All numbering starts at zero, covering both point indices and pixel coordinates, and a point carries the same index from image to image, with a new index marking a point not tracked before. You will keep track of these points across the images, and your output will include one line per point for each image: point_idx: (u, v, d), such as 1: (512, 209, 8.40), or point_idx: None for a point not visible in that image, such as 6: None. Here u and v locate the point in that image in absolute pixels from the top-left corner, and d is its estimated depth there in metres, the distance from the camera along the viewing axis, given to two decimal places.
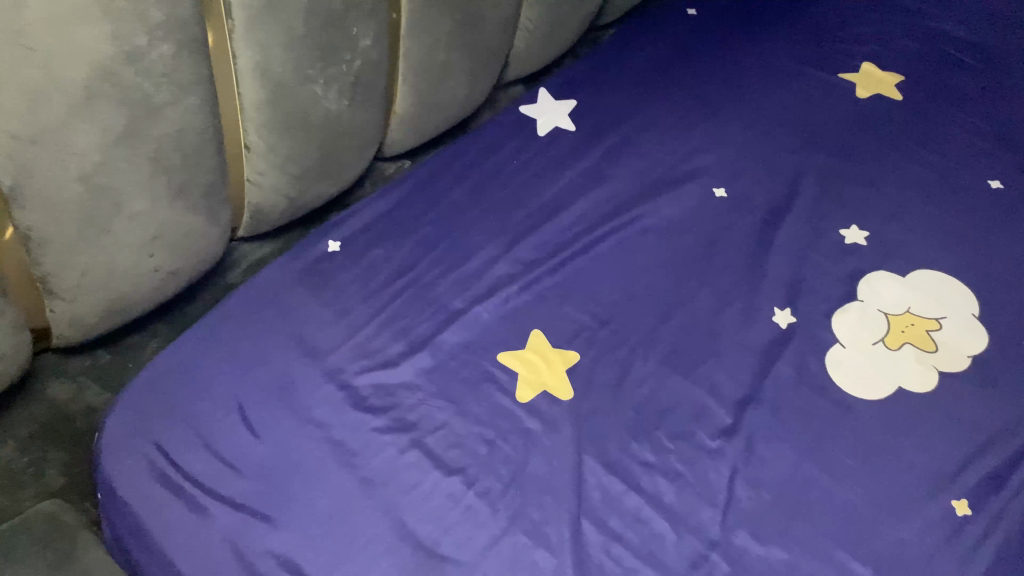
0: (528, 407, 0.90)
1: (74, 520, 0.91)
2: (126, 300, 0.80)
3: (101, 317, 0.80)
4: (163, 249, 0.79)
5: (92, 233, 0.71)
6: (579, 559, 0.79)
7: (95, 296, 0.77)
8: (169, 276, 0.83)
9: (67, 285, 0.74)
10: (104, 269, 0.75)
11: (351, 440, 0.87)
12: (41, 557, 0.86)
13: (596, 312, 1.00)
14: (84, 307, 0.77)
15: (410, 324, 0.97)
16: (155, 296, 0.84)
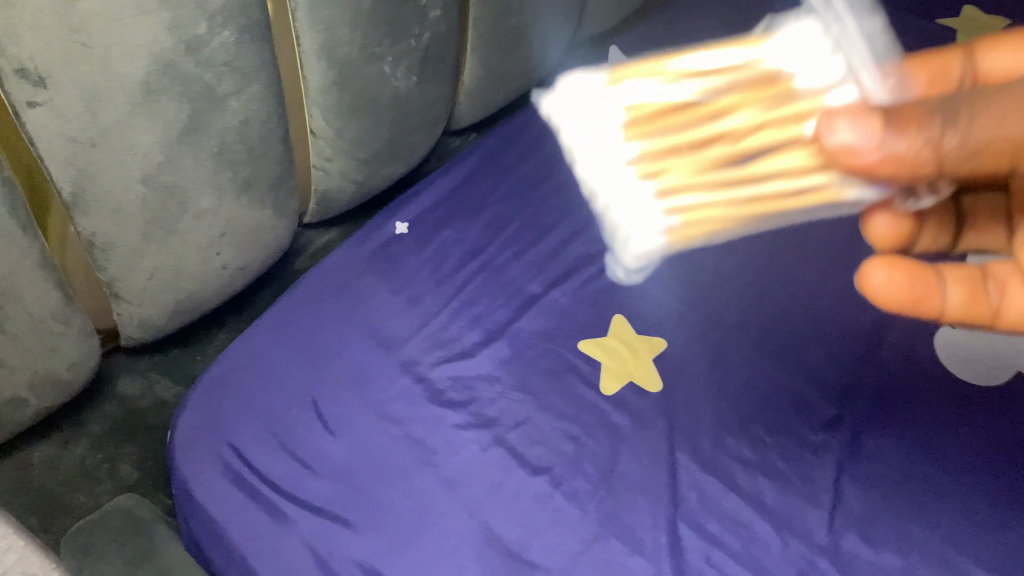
0: (614, 400, 0.85)
1: (152, 515, 0.90)
2: (194, 299, 0.77)
3: (169, 317, 0.77)
4: (231, 246, 0.75)
5: (158, 235, 0.67)
6: (677, 566, 0.74)
7: (163, 297, 0.73)
8: (238, 272, 0.79)
9: (134, 289, 0.70)
10: (172, 272, 0.72)
11: (430, 438, 0.83)
12: (122, 553, 0.85)
13: (683, 293, 0.94)
14: (152, 309, 0.74)
15: (486, 311, 0.93)
16: (224, 293, 0.80)
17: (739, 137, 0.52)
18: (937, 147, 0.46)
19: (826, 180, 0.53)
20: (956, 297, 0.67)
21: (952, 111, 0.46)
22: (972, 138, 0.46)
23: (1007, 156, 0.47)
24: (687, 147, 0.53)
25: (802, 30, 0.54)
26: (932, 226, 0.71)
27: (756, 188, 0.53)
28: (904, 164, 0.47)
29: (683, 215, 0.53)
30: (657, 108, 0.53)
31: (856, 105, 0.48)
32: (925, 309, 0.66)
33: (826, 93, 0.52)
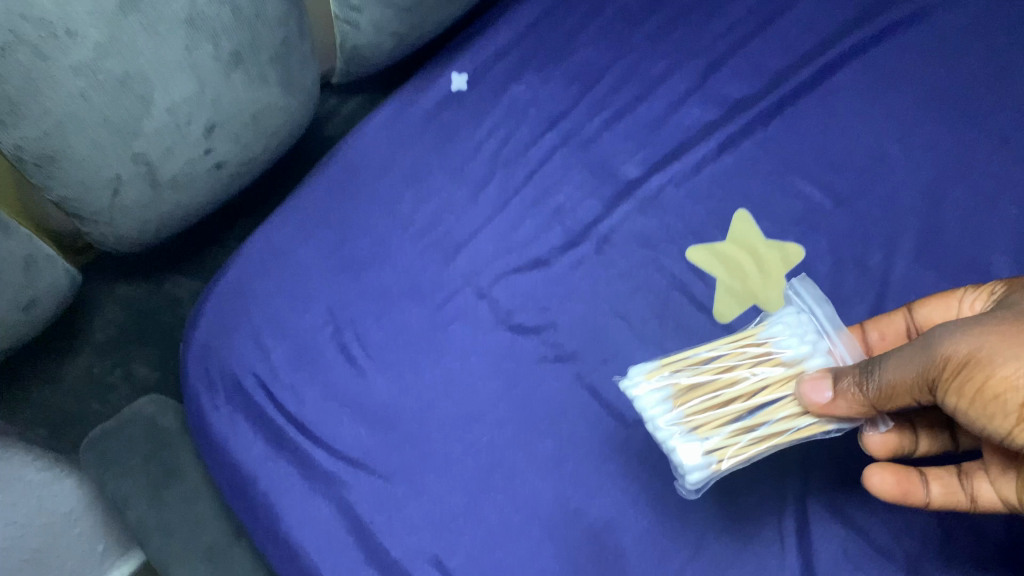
0: (731, 331, 0.67)
1: (174, 422, 0.79)
2: (187, 204, 0.64)
3: (159, 226, 0.65)
4: (226, 139, 0.62)
5: (115, 139, 0.53)
6: (805, 558, 0.59)
7: (143, 211, 0.61)
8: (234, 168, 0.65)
9: (101, 206, 0.57)
10: (149, 181, 0.59)
11: (496, 375, 0.66)
12: (142, 471, 0.76)
13: (830, 184, 0.74)
14: (131, 224, 0.61)
15: (568, 203, 0.73)
16: (224, 189, 0.67)
17: (743, 394, 0.52)
18: (861, 396, 0.48)
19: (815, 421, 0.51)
20: (937, 489, 0.54)
21: (872, 367, 0.48)
22: (883, 381, 0.47)
23: (917, 389, 0.45)
24: (707, 408, 0.51)
25: (782, 313, 0.55)
26: (931, 434, 0.57)
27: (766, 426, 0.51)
28: (848, 407, 0.49)
29: (718, 459, 0.49)
30: (674, 367, 0.52)
31: (823, 372, 0.50)
32: (910, 500, 0.53)
33: (802, 367, 0.52)
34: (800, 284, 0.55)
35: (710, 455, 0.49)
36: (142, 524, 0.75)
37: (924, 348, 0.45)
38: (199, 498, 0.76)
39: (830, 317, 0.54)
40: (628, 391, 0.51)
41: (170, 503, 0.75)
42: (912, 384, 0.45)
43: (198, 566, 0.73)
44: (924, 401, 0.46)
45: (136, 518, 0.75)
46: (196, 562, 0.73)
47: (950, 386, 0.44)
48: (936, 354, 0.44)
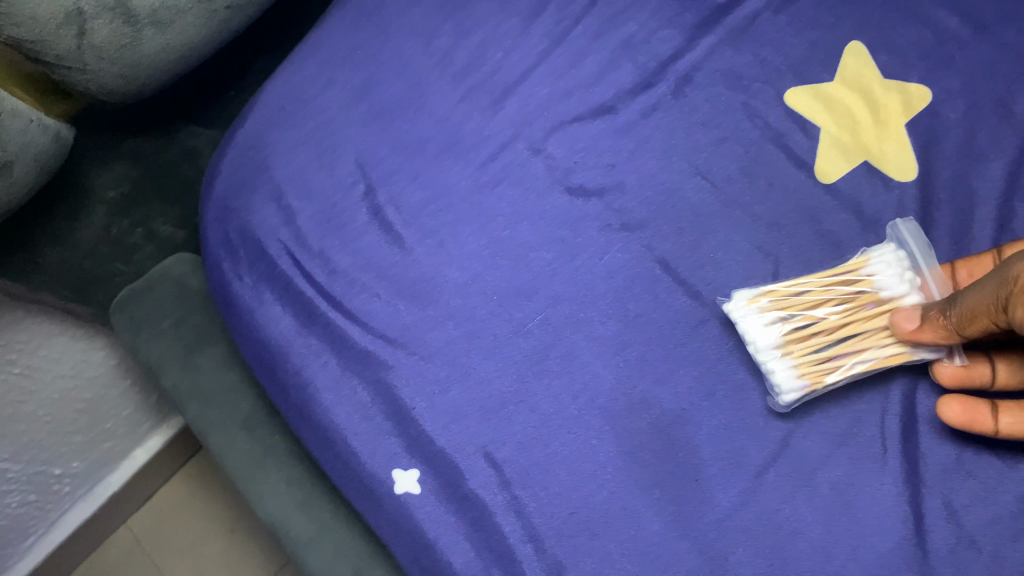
0: (834, 193, 0.56)
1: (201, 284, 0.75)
2: (175, 44, 0.59)
3: (150, 75, 0.60)
4: None
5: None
6: (909, 461, 0.51)
7: (126, 54, 0.56)
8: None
9: (77, 50, 0.53)
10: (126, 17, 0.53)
11: (552, 244, 0.57)
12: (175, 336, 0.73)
13: (965, 12, 0.61)
14: (115, 70, 0.56)
15: (641, 35, 0.61)
16: (216, 25, 0.62)
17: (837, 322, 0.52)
18: (944, 321, 0.46)
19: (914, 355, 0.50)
20: (1009, 418, 0.50)
21: (959, 294, 0.46)
22: (963, 305, 0.45)
23: (992, 310, 0.42)
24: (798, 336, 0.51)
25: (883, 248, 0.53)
26: (1019, 364, 0.52)
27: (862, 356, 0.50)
28: (935, 334, 0.47)
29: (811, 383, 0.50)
30: (775, 291, 0.52)
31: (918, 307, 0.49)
32: (977, 430, 0.50)
33: (901, 300, 0.51)
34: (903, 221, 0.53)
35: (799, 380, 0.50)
36: (179, 392, 0.72)
37: (1001, 267, 0.42)
38: (236, 364, 0.72)
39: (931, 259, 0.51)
40: (728, 310, 0.52)
41: (206, 369, 0.72)
42: (988, 304, 0.42)
43: (236, 434, 0.70)
44: (1002, 324, 0.42)
45: (172, 385, 0.72)
46: (234, 431, 0.70)
47: (1013, 301, 0.40)
48: (1007, 272, 0.41)
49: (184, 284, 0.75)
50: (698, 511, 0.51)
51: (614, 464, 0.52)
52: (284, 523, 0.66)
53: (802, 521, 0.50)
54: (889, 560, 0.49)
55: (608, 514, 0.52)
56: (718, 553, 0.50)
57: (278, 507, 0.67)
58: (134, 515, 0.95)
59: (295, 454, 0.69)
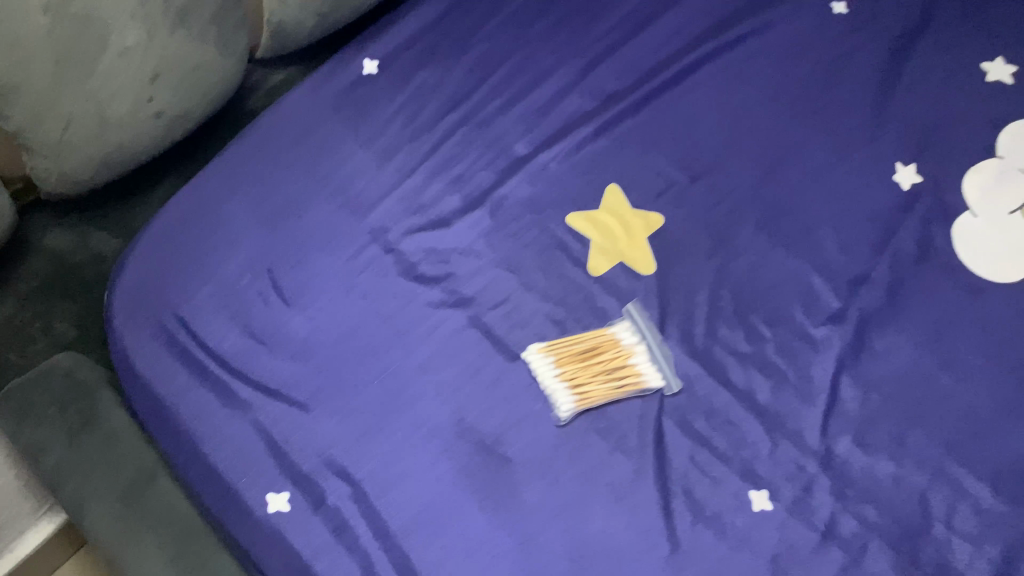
0: (603, 281, 0.78)
1: (95, 377, 0.84)
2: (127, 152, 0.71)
3: (99, 174, 0.71)
4: (169, 89, 0.70)
5: (74, 73, 0.62)
6: (660, 464, 0.70)
7: (85, 151, 0.67)
8: (179, 121, 0.73)
9: (51, 138, 0.65)
10: (97, 118, 0.66)
11: (401, 316, 0.75)
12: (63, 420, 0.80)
13: (686, 165, 0.85)
14: (73, 163, 0.68)
15: (466, 173, 0.83)
16: (160, 145, 0.74)
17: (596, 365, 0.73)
18: None
19: (647, 384, 0.72)
20: None
21: None
22: None
23: None
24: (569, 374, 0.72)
25: (622, 320, 0.75)
26: None
27: (612, 384, 0.71)
28: None
29: (577, 401, 0.70)
30: (556, 341, 0.73)
31: None
32: None
33: (635, 349, 0.73)
34: (636, 301, 0.76)
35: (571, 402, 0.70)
36: (61, 468, 0.78)
37: None
38: (119, 440, 0.81)
39: (654, 326, 0.75)
40: (523, 357, 0.73)
41: (90, 447, 0.80)
42: None
43: (116, 501, 0.78)
44: None
45: (55, 463, 0.79)
46: (114, 498, 0.78)
47: None
48: None
49: (75, 376, 0.83)
50: (513, 507, 0.67)
51: (447, 478, 0.68)
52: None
53: (588, 510, 0.68)
54: (649, 533, 0.67)
55: (443, 513, 0.66)
56: (528, 538, 0.66)
57: (153, 562, 0.74)
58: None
59: (170, 516, 0.77)
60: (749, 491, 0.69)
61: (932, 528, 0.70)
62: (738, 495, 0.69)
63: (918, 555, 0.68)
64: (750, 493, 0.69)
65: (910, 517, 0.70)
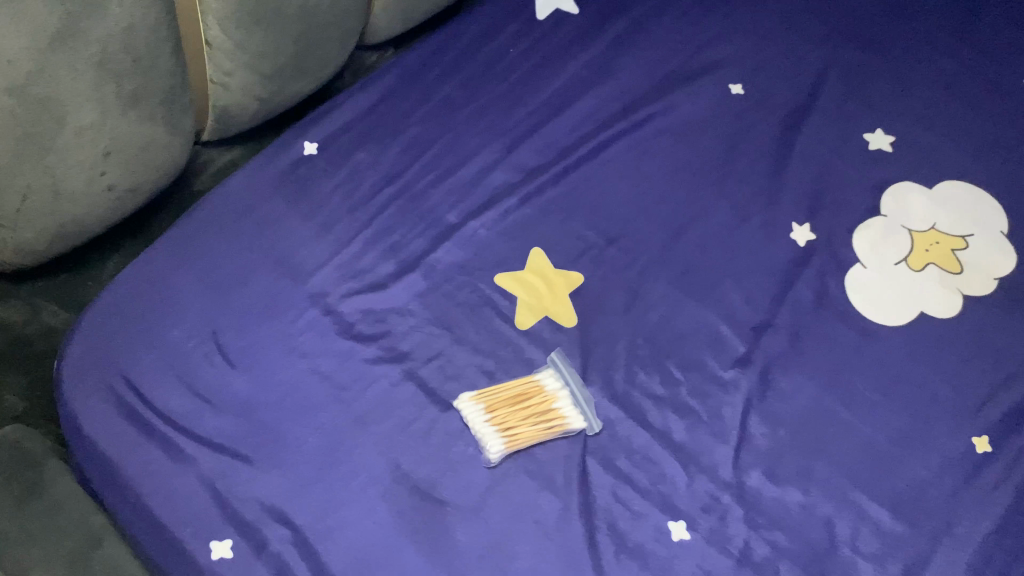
0: (529, 335, 0.84)
1: (43, 448, 0.85)
2: (79, 222, 0.75)
3: (51, 243, 0.75)
4: (119, 165, 0.74)
5: (32, 151, 0.65)
6: (585, 500, 0.75)
7: (39, 222, 0.71)
8: (127, 192, 0.77)
9: (6, 211, 0.68)
10: (50, 192, 0.70)
11: (339, 373, 0.79)
12: (8, 489, 0.81)
13: (603, 230, 0.93)
14: (28, 234, 0.72)
15: (400, 242, 0.89)
16: (111, 216, 0.78)
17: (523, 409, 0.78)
18: None
19: (570, 426, 0.77)
20: None
21: None
22: None
23: None
24: (498, 419, 0.77)
25: (546, 367, 0.81)
26: None
27: (538, 427, 0.77)
28: None
29: (506, 443, 0.75)
30: (486, 390, 0.79)
31: None
32: None
33: (558, 393, 0.79)
34: (559, 351, 0.82)
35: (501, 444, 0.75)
36: (3, 538, 0.78)
37: None
38: (63, 508, 0.81)
39: (576, 373, 0.81)
40: (456, 404, 0.78)
41: (34, 516, 0.80)
42: None
43: (60, 569, 0.78)
44: None
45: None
46: (57, 566, 0.78)
47: None
48: None
49: (22, 447, 0.84)
50: (447, 545, 0.71)
51: (384, 522, 0.72)
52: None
53: (517, 546, 0.72)
54: (577, 565, 0.71)
55: (381, 554, 0.70)
56: (461, 575, 0.70)
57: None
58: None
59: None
60: (668, 522, 0.74)
61: (838, 551, 0.75)
62: (658, 526, 0.74)
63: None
64: (669, 523, 0.74)
65: (818, 540, 0.75)
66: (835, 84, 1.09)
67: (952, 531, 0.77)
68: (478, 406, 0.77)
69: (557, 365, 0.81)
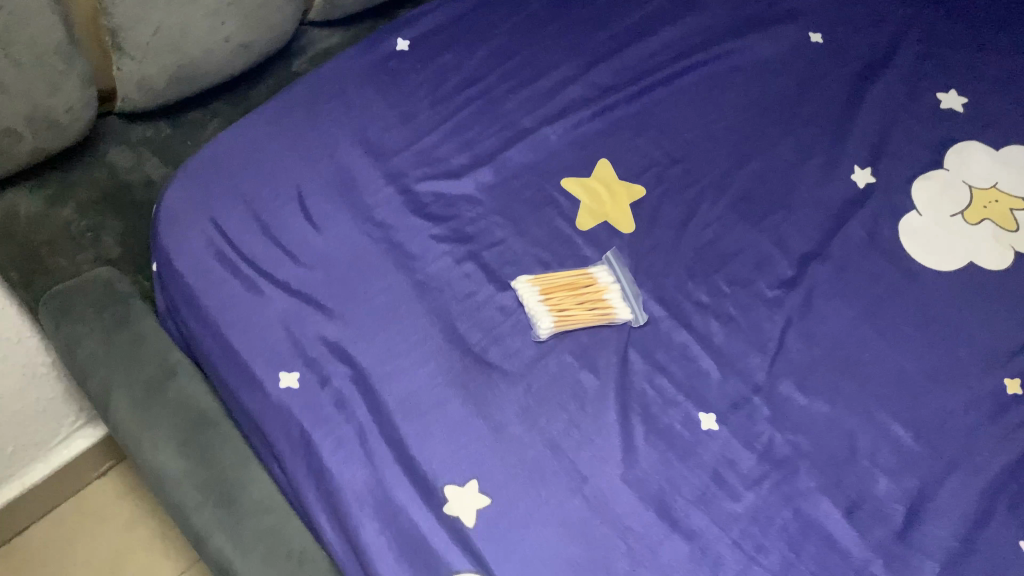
0: (587, 235, 0.89)
1: (132, 289, 0.92)
2: (196, 68, 0.84)
3: (168, 84, 0.84)
4: (237, 17, 0.84)
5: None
6: (623, 382, 0.79)
7: (164, 60, 0.81)
8: (240, 48, 0.87)
9: (139, 43, 0.78)
10: (177, 31, 0.80)
11: (408, 245, 0.86)
12: (99, 319, 0.89)
13: (668, 150, 0.97)
14: (152, 70, 0.81)
15: (477, 137, 0.95)
16: (224, 70, 0.88)
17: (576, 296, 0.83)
18: None
19: (616, 315, 0.82)
20: None
21: None
22: None
23: None
24: (551, 300, 0.82)
25: (602, 264, 0.86)
26: None
27: (586, 311, 0.82)
28: None
29: (556, 322, 0.81)
30: (543, 275, 0.84)
31: None
32: None
33: (609, 286, 0.84)
34: (615, 250, 0.87)
35: (551, 321, 0.81)
36: (92, 359, 0.87)
37: None
38: (145, 342, 0.89)
39: (628, 272, 0.86)
40: (514, 284, 0.83)
41: (119, 344, 0.88)
42: None
43: (138, 392, 0.86)
44: None
45: (86, 355, 0.87)
46: (136, 390, 0.86)
47: None
48: None
49: (114, 286, 0.91)
50: (490, 402, 0.77)
51: (435, 375, 0.78)
52: (170, 460, 0.83)
53: (555, 412, 0.77)
54: (608, 435, 0.76)
55: (429, 400, 0.76)
56: (500, 428, 0.76)
57: (164, 446, 0.83)
58: (59, 507, 1.15)
59: (184, 409, 0.86)
60: (699, 413, 0.79)
61: (858, 461, 0.78)
62: (689, 414, 0.79)
63: (843, 480, 0.77)
64: (699, 414, 0.79)
65: (838, 450, 0.79)
66: (913, 43, 1.11)
67: (971, 458, 0.80)
68: (534, 288, 0.83)
69: (611, 263, 0.86)
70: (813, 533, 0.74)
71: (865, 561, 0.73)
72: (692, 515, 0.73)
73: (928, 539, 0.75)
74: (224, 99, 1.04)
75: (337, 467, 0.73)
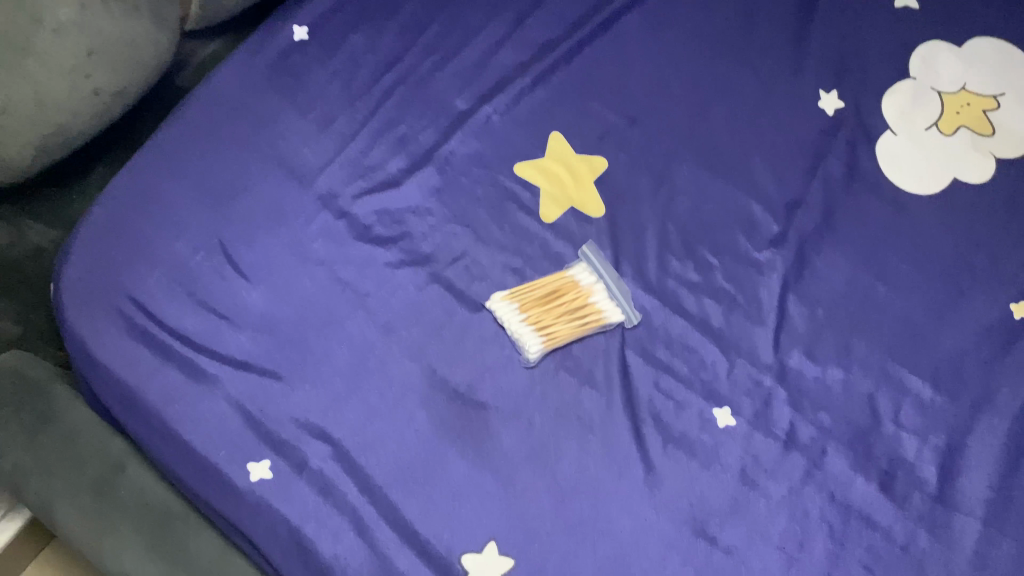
0: (556, 228, 0.80)
1: (47, 375, 0.79)
2: (67, 131, 0.75)
3: (36, 156, 0.74)
4: (104, 67, 0.75)
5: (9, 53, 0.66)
6: (627, 394, 0.73)
7: (24, 134, 0.71)
8: (115, 97, 0.78)
9: None
10: (34, 100, 0.70)
11: (362, 280, 0.75)
12: (17, 422, 0.76)
13: (622, 109, 0.87)
14: (11, 148, 0.71)
15: (411, 133, 0.83)
16: (98, 124, 0.79)
17: None
18: None
19: (608, 319, 0.74)
20: None
21: None
22: None
23: None
24: (533, 317, 0.73)
25: (580, 261, 0.77)
26: None
27: (574, 322, 0.74)
28: None
29: (544, 341, 0.72)
30: (518, 288, 0.75)
31: None
32: None
33: (593, 288, 0.76)
34: (591, 243, 0.78)
35: (539, 342, 0.72)
36: (21, 470, 0.74)
37: None
38: (78, 437, 0.76)
39: (609, 265, 0.78)
40: (489, 305, 0.74)
41: (48, 447, 0.75)
42: None
43: (84, 498, 0.74)
44: None
45: (13, 466, 0.74)
46: (82, 495, 0.74)
47: None
48: None
49: (24, 376, 0.78)
50: (491, 447, 0.69)
51: (425, 430, 0.69)
52: (140, 566, 0.71)
53: (562, 443, 0.70)
54: (623, 458, 0.70)
55: (425, 460, 0.68)
56: (509, 477, 0.68)
57: (129, 554, 0.71)
58: None
59: (143, 506, 0.74)
60: (713, 411, 0.73)
61: (883, 426, 0.74)
62: (703, 414, 0.73)
63: (872, 451, 0.73)
64: (713, 411, 0.73)
65: (861, 418, 0.74)
66: None
67: (994, 398, 0.76)
68: (513, 306, 0.74)
69: (590, 259, 0.77)
70: (853, 516, 0.70)
71: (909, 536, 0.70)
72: (727, 528, 0.68)
73: (968, 496, 0.71)
74: (109, 137, 0.91)
75: (339, 560, 0.66)
